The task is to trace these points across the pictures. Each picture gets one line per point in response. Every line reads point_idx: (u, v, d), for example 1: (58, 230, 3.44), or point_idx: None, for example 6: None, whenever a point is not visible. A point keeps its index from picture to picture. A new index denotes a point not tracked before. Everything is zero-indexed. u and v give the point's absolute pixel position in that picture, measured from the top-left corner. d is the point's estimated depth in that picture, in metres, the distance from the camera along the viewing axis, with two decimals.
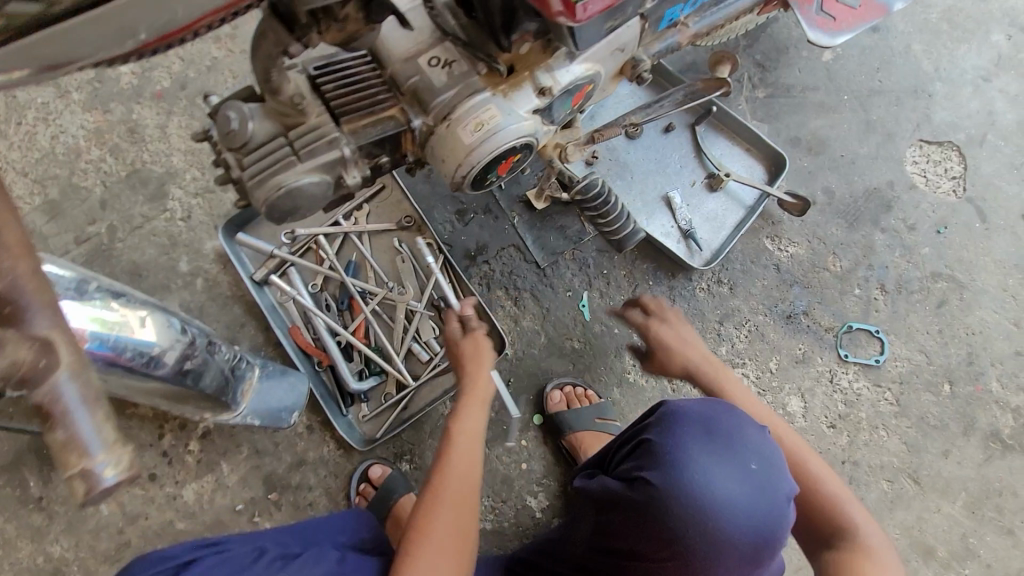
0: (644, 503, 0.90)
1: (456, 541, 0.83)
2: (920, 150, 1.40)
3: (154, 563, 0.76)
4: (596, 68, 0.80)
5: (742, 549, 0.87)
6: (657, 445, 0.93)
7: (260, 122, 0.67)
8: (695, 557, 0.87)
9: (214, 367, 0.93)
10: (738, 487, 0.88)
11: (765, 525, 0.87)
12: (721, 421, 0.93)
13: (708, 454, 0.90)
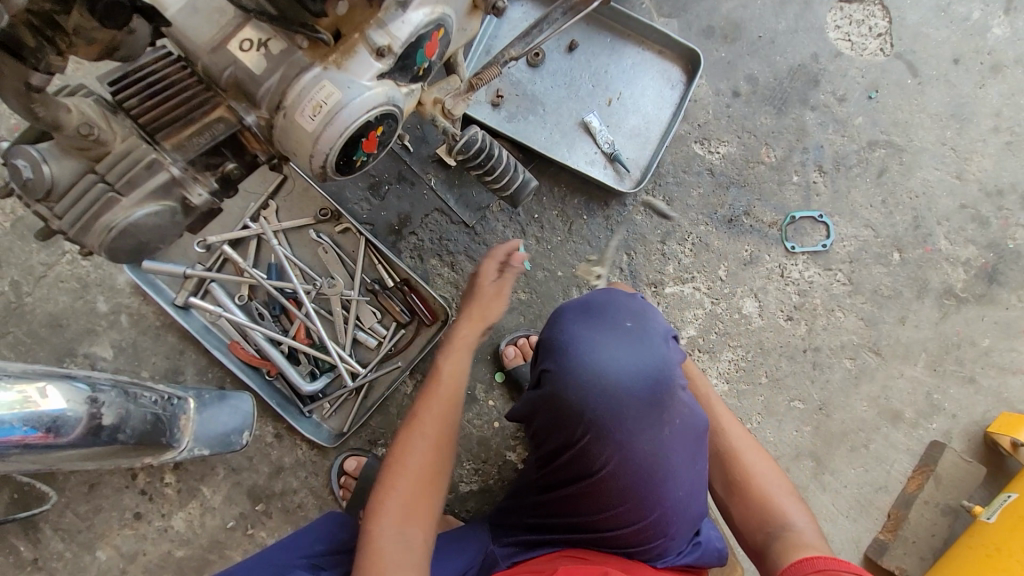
0: (547, 394, 0.92)
1: (426, 492, 0.78)
2: (842, 11, 1.31)
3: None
4: (440, 8, 0.70)
5: (642, 406, 0.89)
6: (546, 340, 0.99)
7: (60, 163, 0.60)
8: (608, 425, 0.89)
9: (140, 413, 0.91)
10: (620, 345, 0.93)
11: (654, 373, 0.91)
12: (593, 302, 1.00)
13: (585, 329, 0.95)
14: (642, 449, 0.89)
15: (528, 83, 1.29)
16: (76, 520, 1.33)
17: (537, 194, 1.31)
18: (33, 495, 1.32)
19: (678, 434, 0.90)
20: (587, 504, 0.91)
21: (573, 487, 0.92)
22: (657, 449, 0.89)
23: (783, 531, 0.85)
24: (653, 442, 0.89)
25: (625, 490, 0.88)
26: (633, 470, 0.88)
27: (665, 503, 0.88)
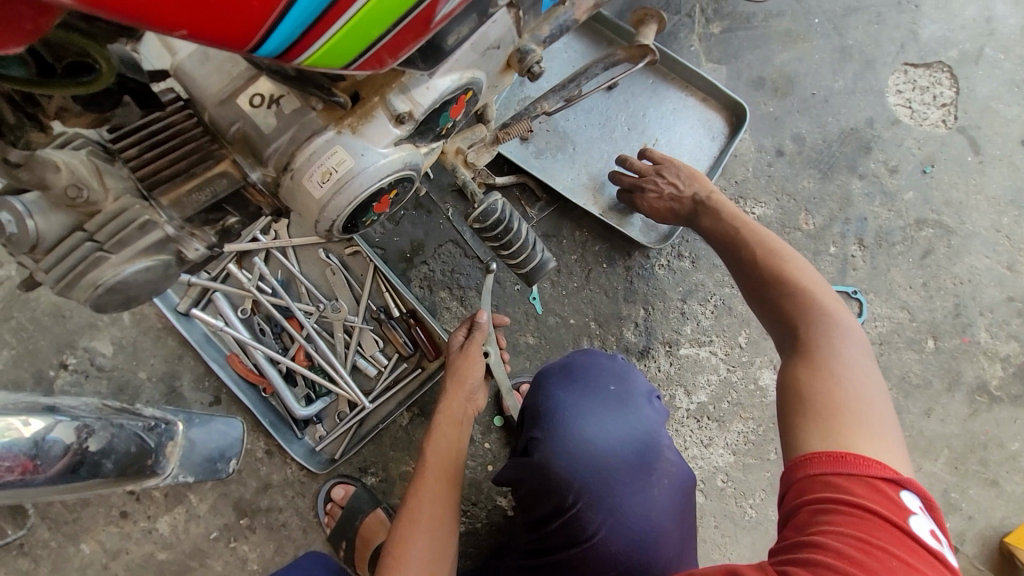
0: (532, 462, 0.86)
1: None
2: (906, 75, 1.22)
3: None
4: (470, 73, 0.65)
5: (633, 473, 0.84)
6: (530, 405, 0.93)
7: (48, 217, 0.56)
8: (598, 496, 0.82)
9: (130, 436, 0.89)
10: (604, 412, 0.88)
11: (642, 439, 0.87)
12: (575, 363, 0.95)
13: (571, 395, 0.90)
14: (635, 517, 0.82)
15: (560, 119, 1.22)
16: (64, 511, 1.34)
17: (558, 236, 1.25)
18: None
19: (669, 494, 0.85)
20: (576, 575, 0.83)
21: (563, 556, 0.84)
22: (650, 517, 0.82)
23: (807, 359, 0.76)
24: (645, 508, 0.83)
25: (616, 560, 0.81)
26: (625, 539, 0.81)
27: (661, 572, 0.81)
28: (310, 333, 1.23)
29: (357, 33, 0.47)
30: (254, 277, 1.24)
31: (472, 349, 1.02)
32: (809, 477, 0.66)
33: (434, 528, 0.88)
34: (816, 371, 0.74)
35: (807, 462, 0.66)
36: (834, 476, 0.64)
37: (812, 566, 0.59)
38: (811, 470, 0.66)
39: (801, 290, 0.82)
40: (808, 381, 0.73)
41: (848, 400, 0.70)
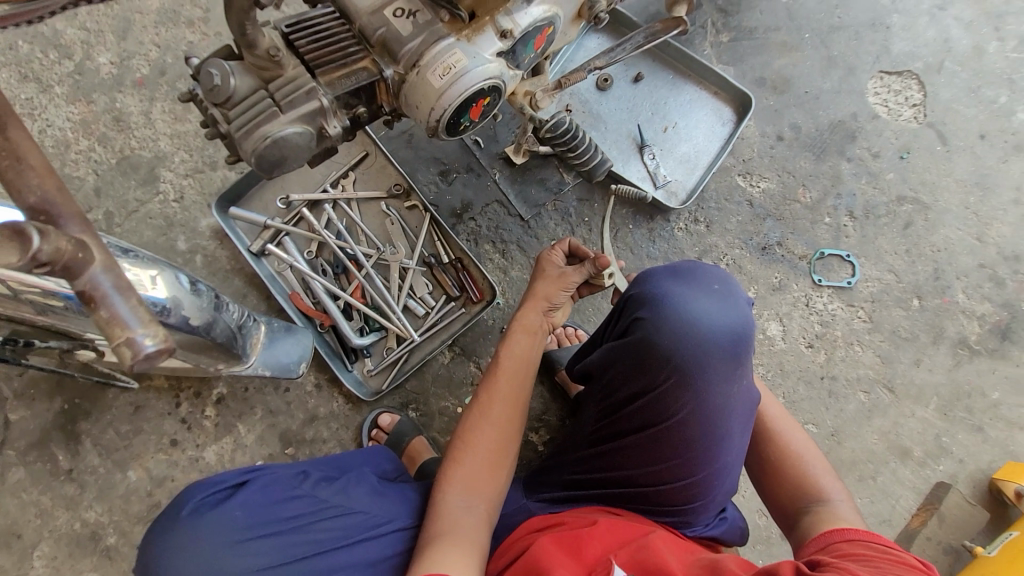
0: (637, 339, 0.98)
1: (491, 458, 0.92)
2: (882, 81, 1.46)
3: (210, 486, 0.85)
4: (555, 9, 0.85)
5: (725, 362, 0.95)
6: (636, 295, 1.05)
7: (241, 77, 0.74)
8: (691, 377, 0.94)
9: (223, 322, 1.01)
10: (711, 305, 0.99)
11: (737, 334, 0.97)
12: (685, 269, 1.06)
13: (682, 288, 1.01)
14: (712, 404, 0.94)
15: (594, 103, 1.44)
16: (116, 438, 1.41)
17: (590, 200, 1.45)
18: (84, 409, 1.41)
19: (743, 395, 0.96)
20: (645, 455, 0.96)
21: (639, 436, 0.96)
22: (725, 407, 0.94)
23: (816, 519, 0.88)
24: (722, 397, 0.95)
25: (689, 440, 0.93)
26: (699, 423, 0.93)
27: (715, 462, 0.95)
28: (368, 272, 1.37)
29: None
30: (322, 223, 1.39)
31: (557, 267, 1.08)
32: (842, 537, 0.79)
33: (502, 420, 0.95)
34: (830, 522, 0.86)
35: (843, 531, 0.80)
36: (870, 542, 0.76)
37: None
38: (850, 535, 0.78)
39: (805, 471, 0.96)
40: (826, 518, 0.87)
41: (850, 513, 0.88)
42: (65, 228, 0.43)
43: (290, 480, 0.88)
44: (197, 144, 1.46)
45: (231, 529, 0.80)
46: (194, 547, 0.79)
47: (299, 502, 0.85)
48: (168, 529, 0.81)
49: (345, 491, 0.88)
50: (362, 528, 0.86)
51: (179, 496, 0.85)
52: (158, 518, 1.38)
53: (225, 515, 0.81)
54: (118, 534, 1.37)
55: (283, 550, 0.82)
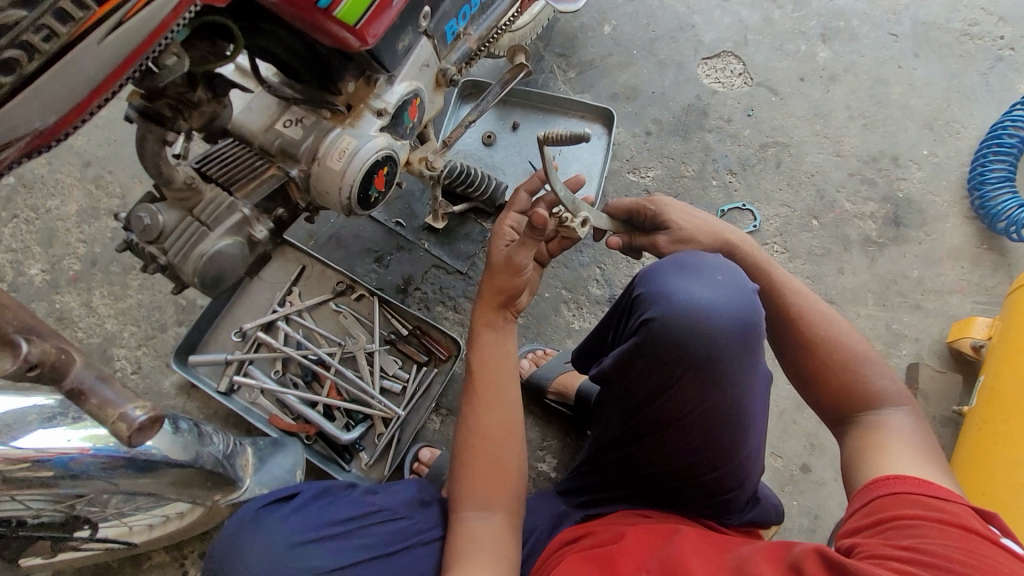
0: (645, 346, 0.88)
1: (497, 470, 0.94)
2: (707, 65, 1.74)
3: (270, 495, 0.94)
4: (416, 83, 1.02)
5: (741, 353, 0.84)
6: (641, 293, 0.92)
7: (168, 213, 0.84)
8: (704, 370, 0.84)
9: (208, 450, 1.03)
10: (721, 296, 0.86)
11: (751, 321, 0.86)
12: (692, 258, 0.92)
13: (688, 284, 0.88)
14: (731, 391, 0.86)
15: (487, 158, 1.63)
16: None
17: None
18: None
19: (758, 375, 0.88)
20: (666, 456, 0.91)
21: (660, 436, 0.90)
22: (744, 394, 0.86)
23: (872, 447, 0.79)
24: (739, 388, 0.86)
25: (710, 433, 0.87)
26: (719, 416, 0.86)
27: (740, 448, 0.89)
28: (337, 369, 1.42)
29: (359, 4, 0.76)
30: (280, 340, 1.45)
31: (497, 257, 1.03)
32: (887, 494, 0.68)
33: (498, 434, 0.97)
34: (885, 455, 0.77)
35: (891, 481, 0.70)
36: (918, 497, 0.65)
37: (905, 552, 0.58)
38: (895, 489, 0.68)
39: (865, 381, 0.84)
40: (879, 451, 0.78)
41: (917, 441, 0.78)
42: (46, 339, 0.49)
43: (339, 493, 0.96)
44: (143, 313, 1.52)
45: (288, 530, 0.88)
46: (259, 543, 0.87)
47: (348, 506, 0.93)
48: (235, 535, 0.89)
49: (388, 497, 0.97)
50: (405, 532, 0.94)
51: (240, 510, 0.93)
52: None
53: (285, 520, 0.90)
54: None
55: (338, 552, 0.88)
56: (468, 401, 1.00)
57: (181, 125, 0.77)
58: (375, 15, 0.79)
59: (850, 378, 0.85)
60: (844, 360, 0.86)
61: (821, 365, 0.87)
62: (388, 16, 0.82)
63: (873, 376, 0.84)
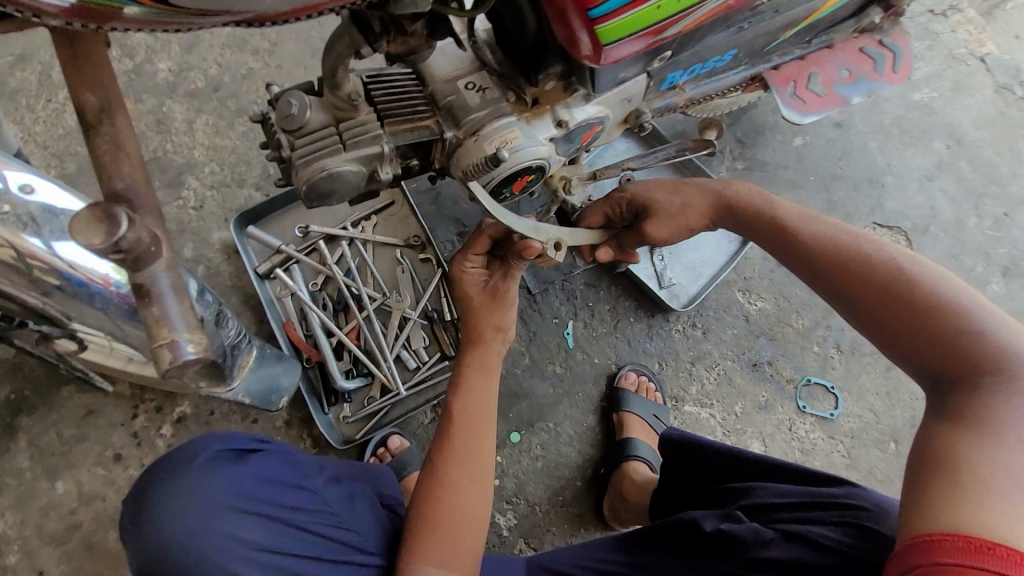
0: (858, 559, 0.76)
1: (459, 537, 0.90)
2: (874, 231, 1.59)
3: (227, 441, 0.83)
4: (607, 111, 0.94)
5: None
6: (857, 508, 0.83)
7: (315, 112, 0.78)
8: None
9: (218, 338, 0.97)
10: None
11: None
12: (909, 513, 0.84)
13: None
14: None
15: None
16: (56, 441, 1.30)
17: (596, 287, 1.49)
18: (30, 403, 1.31)
19: None
20: None
21: None
22: None
23: (955, 433, 0.64)
24: None
25: None
26: None
27: None
28: (369, 315, 1.37)
29: (618, 28, 0.66)
30: (334, 258, 1.40)
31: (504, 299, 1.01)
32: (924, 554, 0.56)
33: (467, 486, 0.93)
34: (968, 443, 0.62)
35: (938, 548, 0.56)
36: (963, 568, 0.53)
37: None
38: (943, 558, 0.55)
39: (961, 335, 0.70)
40: (963, 442, 0.63)
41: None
42: None
43: (302, 467, 0.89)
44: (230, 160, 1.49)
45: (238, 492, 0.79)
46: (200, 494, 0.76)
47: (305, 492, 0.85)
48: (175, 469, 0.78)
49: (343, 498, 0.91)
50: (347, 543, 0.87)
51: (190, 444, 0.82)
52: (75, 540, 1.25)
53: (237, 477, 0.80)
54: (22, 553, 1.23)
55: (278, 537, 0.80)
56: (439, 449, 0.96)
57: (381, 46, 0.68)
58: (623, 45, 0.69)
59: (932, 332, 0.72)
60: (917, 308, 0.73)
61: (896, 316, 0.75)
62: (632, 52, 0.72)
63: (974, 320, 0.70)
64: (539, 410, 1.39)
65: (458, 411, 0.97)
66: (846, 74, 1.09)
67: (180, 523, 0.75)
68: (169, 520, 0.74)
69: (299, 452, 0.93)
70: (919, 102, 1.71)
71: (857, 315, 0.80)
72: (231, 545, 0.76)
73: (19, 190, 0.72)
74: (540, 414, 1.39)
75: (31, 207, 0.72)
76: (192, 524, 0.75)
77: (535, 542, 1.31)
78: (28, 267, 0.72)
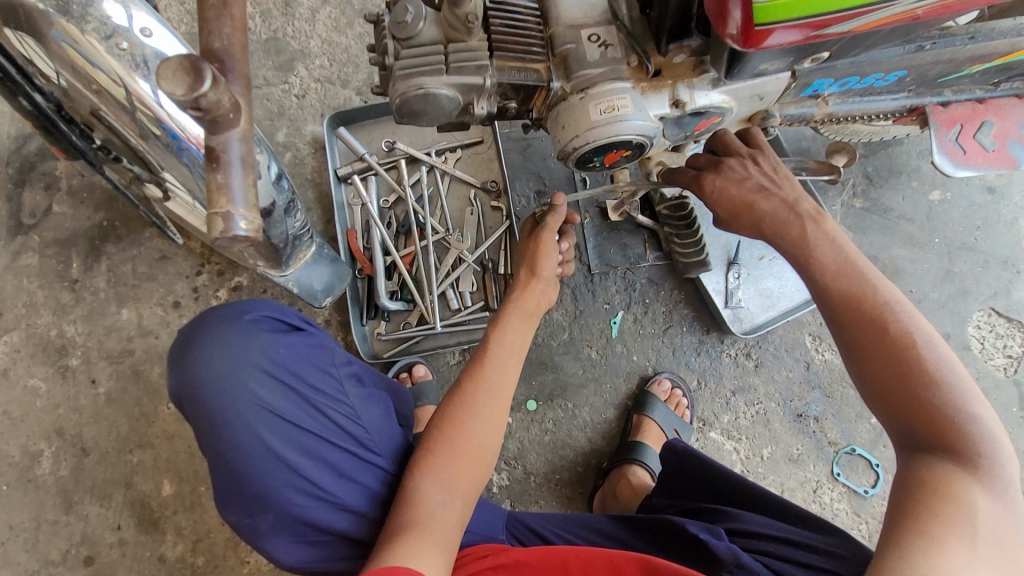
0: None
1: (473, 460, 0.87)
2: (988, 317, 1.40)
3: (275, 313, 0.92)
4: (732, 104, 0.85)
5: None
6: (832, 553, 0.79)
7: (428, 27, 0.75)
8: None
9: (284, 225, 1.01)
10: None
11: None
12: None
13: None
14: None
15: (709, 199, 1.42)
16: (130, 274, 1.42)
17: (658, 286, 1.42)
18: (117, 233, 1.43)
19: None
20: None
21: None
22: None
23: (935, 486, 0.63)
24: None
25: None
26: None
27: None
28: (427, 246, 1.37)
29: (787, 7, 0.58)
30: (410, 181, 1.41)
31: (545, 235, 1.02)
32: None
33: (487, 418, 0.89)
34: (964, 496, 0.62)
35: None
36: None
37: None
38: None
39: (948, 416, 0.66)
40: (940, 493, 0.63)
41: (1005, 545, 0.60)
42: (229, 84, 0.44)
43: (328, 356, 0.94)
44: (341, 59, 1.50)
45: (269, 358, 0.86)
46: (234, 348, 0.84)
47: (326, 379, 0.91)
48: (221, 322, 0.86)
49: (360, 399, 0.94)
50: (354, 438, 0.91)
51: (245, 303, 0.90)
52: (125, 363, 1.39)
53: (273, 345, 0.87)
54: (82, 359, 1.38)
55: (291, 407, 0.87)
56: (469, 373, 0.93)
57: None
58: (789, 28, 0.60)
59: (914, 392, 0.67)
60: (905, 377, 0.68)
61: (888, 385, 0.69)
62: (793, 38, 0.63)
63: (963, 405, 0.66)
64: (562, 387, 1.37)
65: (493, 344, 0.95)
66: None
67: (213, 368, 0.83)
68: (203, 366, 0.83)
69: (336, 346, 0.98)
70: None
71: (852, 363, 0.73)
72: (252, 399, 0.85)
73: (139, 32, 0.73)
74: (562, 391, 1.37)
75: (146, 51, 0.72)
76: (223, 372, 0.83)
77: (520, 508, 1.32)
78: (134, 108, 0.75)
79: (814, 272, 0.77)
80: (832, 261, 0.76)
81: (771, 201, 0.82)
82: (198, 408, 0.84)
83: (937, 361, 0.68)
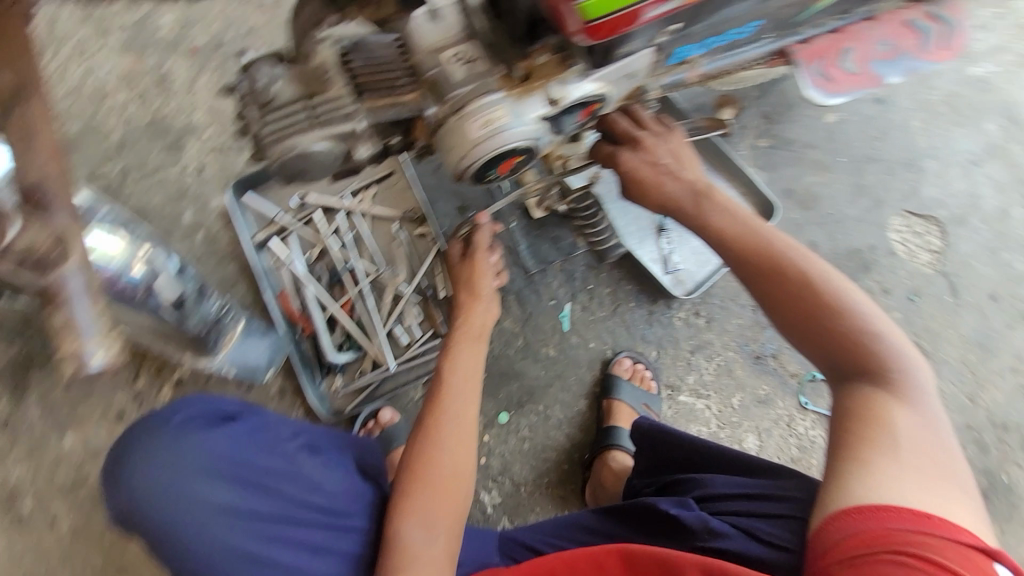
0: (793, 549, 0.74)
1: (448, 492, 0.83)
2: (905, 220, 1.48)
3: (207, 406, 0.88)
4: (607, 89, 0.86)
5: None
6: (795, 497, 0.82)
7: (284, 86, 0.74)
8: None
9: (200, 311, 0.99)
10: None
11: None
12: None
13: None
14: None
15: None
16: (63, 397, 1.35)
17: (598, 269, 1.44)
18: (40, 359, 1.35)
19: None
20: None
21: None
22: None
23: (861, 410, 0.67)
24: None
25: None
26: None
27: None
28: (362, 290, 1.36)
29: (610, 0, 0.59)
30: (331, 230, 1.38)
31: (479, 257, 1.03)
32: (833, 545, 0.59)
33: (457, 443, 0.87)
34: (890, 414, 0.66)
35: (880, 517, 0.58)
36: (914, 535, 0.57)
37: None
38: (890, 523, 0.58)
39: (857, 342, 0.69)
40: (867, 416, 0.66)
41: (930, 454, 0.64)
42: None
43: (275, 433, 0.91)
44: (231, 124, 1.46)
45: (208, 455, 0.82)
46: (166, 457, 0.80)
47: (276, 459, 0.88)
48: (148, 433, 0.82)
49: (319, 468, 0.91)
50: (319, 511, 0.88)
51: (171, 406, 0.87)
52: (81, 490, 1.32)
53: (208, 441, 0.83)
54: (33, 499, 1.30)
55: (244, 499, 0.83)
56: (427, 407, 0.90)
57: None
58: (620, 18, 0.62)
59: (824, 326, 0.70)
60: (812, 315, 0.71)
61: (801, 324, 0.72)
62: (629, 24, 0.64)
63: (871, 330, 0.70)
64: (530, 392, 1.37)
65: (449, 371, 0.93)
66: (885, 50, 0.96)
67: (149, 483, 0.79)
68: (137, 484, 0.79)
69: (281, 420, 0.95)
70: (975, 76, 1.54)
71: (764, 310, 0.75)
72: (199, 504, 0.81)
73: None
74: (531, 396, 1.37)
75: None
76: (161, 485, 0.79)
77: (518, 521, 1.32)
78: None
79: (711, 235, 0.80)
80: (725, 221, 0.79)
81: (676, 182, 0.87)
82: (144, 528, 0.80)
83: (835, 291, 0.71)
